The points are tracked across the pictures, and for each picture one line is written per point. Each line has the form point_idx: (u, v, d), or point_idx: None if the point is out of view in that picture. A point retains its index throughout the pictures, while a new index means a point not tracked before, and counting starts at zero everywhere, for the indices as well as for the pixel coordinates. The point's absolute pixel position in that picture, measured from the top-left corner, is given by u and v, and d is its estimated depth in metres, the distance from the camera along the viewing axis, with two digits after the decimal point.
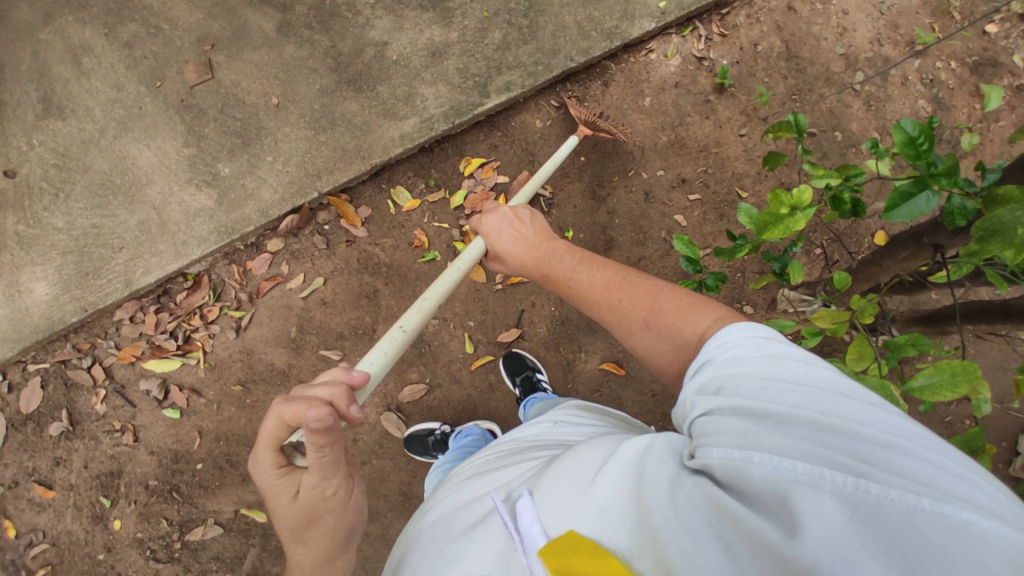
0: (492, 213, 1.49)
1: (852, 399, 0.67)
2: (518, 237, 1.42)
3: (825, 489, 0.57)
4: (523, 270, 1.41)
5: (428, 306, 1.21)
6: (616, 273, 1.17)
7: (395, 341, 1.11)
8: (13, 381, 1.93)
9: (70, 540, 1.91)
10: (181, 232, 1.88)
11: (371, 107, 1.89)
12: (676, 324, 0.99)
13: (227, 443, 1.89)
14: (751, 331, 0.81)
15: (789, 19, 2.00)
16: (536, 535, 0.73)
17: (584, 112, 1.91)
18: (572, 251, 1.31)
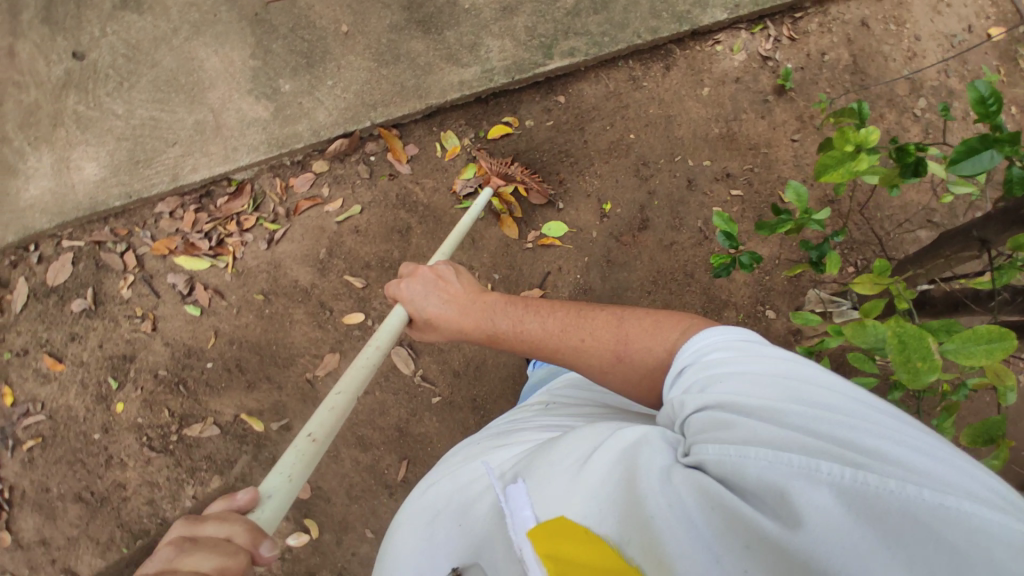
0: (411, 278, 1.36)
1: (845, 403, 0.71)
2: (448, 298, 1.32)
3: (823, 483, 0.60)
4: (460, 334, 1.31)
5: (340, 404, 1.07)
6: (566, 314, 1.20)
7: (303, 455, 0.95)
8: (46, 254, 1.98)
9: (68, 416, 1.97)
10: (233, 137, 1.92)
11: (436, 49, 1.92)
12: (647, 348, 1.04)
13: (239, 348, 1.94)
14: (735, 339, 0.86)
15: (861, 34, 2.00)
16: (526, 517, 0.74)
17: (495, 163, 1.92)
18: (508, 303, 1.28)
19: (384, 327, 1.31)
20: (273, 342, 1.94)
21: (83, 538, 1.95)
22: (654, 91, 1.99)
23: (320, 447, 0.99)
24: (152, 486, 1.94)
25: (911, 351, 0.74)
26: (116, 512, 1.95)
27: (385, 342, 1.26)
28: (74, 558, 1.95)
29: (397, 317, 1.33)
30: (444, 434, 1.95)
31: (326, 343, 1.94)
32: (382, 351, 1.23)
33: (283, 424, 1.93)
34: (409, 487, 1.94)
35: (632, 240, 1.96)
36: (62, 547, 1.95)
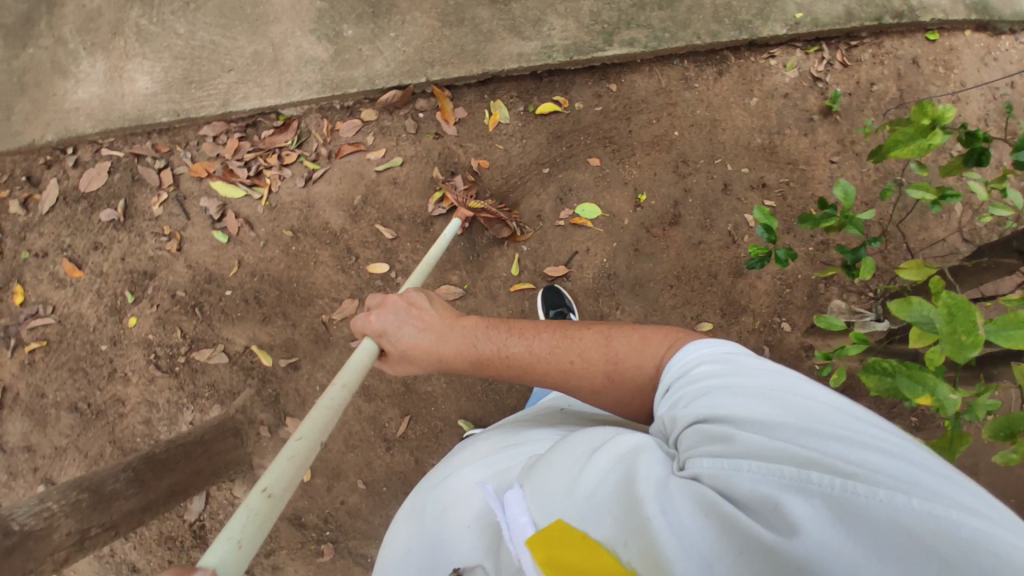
0: (379, 307, 1.19)
1: (836, 417, 0.69)
2: (424, 325, 1.17)
3: (813, 494, 0.59)
4: (440, 364, 1.17)
5: (301, 452, 0.90)
6: (553, 335, 1.12)
7: (259, 514, 0.76)
8: (83, 159, 1.99)
9: (78, 323, 1.95)
10: (289, 73, 1.94)
11: (500, 19, 1.96)
12: (638, 365, 1.00)
13: (260, 281, 1.94)
14: (729, 354, 0.85)
15: (911, 71, 2.03)
16: (525, 524, 0.73)
17: (461, 197, 1.95)
18: (489, 326, 1.16)
19: (352, 362, 1.14)
20: (294, 279, 1.94)
21: (71, 449, 1.92)
22: (704, 94, 2.02)
23: (277, 505, 0.80)
24: (151, 405, 1.92)
25: (958, 323, 0.78)
26: (110, 427, 1.92)
27: (351, 380, 1.10)
28: (59, 467, 1.92)
29: (365, 352, 1.16)
30: (449, 396, 1.95)
31: (346, 288, 1.94)
32: (347, 391, 1.07)
33: (291, 362, 1.92)
34: (407, 444, 1.93)
35: (662, 234, 1.98)
36: (48, 455, 1.92)
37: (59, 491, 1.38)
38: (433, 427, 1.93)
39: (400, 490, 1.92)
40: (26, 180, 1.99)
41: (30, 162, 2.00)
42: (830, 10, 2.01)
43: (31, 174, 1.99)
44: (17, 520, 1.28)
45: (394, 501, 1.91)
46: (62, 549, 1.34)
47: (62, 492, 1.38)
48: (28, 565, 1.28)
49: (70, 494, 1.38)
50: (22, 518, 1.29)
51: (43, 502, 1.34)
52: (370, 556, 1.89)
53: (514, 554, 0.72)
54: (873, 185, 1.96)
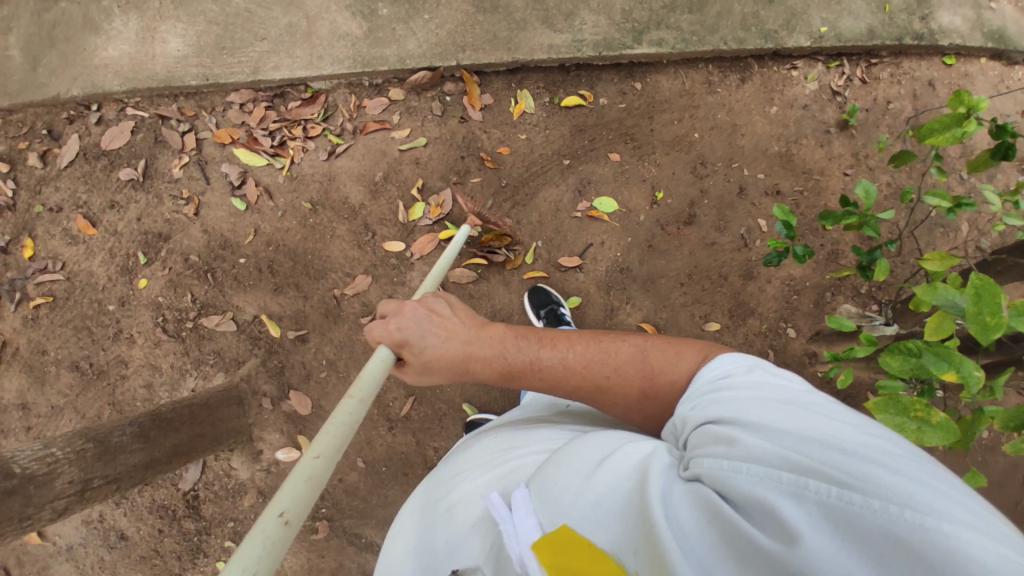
0: (396, 315, 1.11)
1: (845, 424, 0.65)
2: (449, 334, 1.13)
3: (809, 501, 0.56)
4: (466, 372, 1.14)
5: (316, 473, 0.83)
6: (585, 346, 1.10)
7: (275, 543, 0.69)
8: (107, 118, 1.99)
9: (87, 281, 1.93)
10: (321, 47, 1.96)
11: (533, 10, 1.99)
12: (674, 383, 0.97)
13: (274, 251, 1.94)
14: (748, 367, 0.83)
15: (927, 92, 2.07)
16: (531, 527, 0.73)
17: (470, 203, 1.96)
18: (518, 336, 1.14)
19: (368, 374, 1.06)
20: (309, 252, 1.94)
21: (69, 409, 1.89)
22: (726, 99, 2.06)
23: (294, 531, 0.73)
24: (154, 369, 1.90)
25: (984, 305, 0.77)
26: (110, 389, 1.90)
27: (366, 396, 1.02)
28: (56, 427, 1.89)
29: (380, 364, 1.08)
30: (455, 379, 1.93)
31: (361, 263, 1.94)
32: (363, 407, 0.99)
33: (300, 335, 1.91)
34: (410, 424, 1.92)
35: (676, 232, 2.00)
36: (46, 413, 1.90)
37: (64, 439, 1.34)
38: (437, 409, 1.92)
39: (399, 471, 1.90)
40: (47, 134, 1.98)
41: (53, 116, 1.99)
42: (854, 26, 2.05)
43: (52, 128, 1.99)
44: (17, 464, 1.22)
45: (392, 482, 1.89)
46: (64, 498, 1.29)
47: (67, 440, 1.35)
48: (27, 510, 1.22)
49: (75, 442, 1.35)
50: (24, 462, 1.23)
51: (47, 448, 1.30)
52: (364, 536, 1.86)
53: (517, 555, 0.71)
54: (886, 199, 1.99)
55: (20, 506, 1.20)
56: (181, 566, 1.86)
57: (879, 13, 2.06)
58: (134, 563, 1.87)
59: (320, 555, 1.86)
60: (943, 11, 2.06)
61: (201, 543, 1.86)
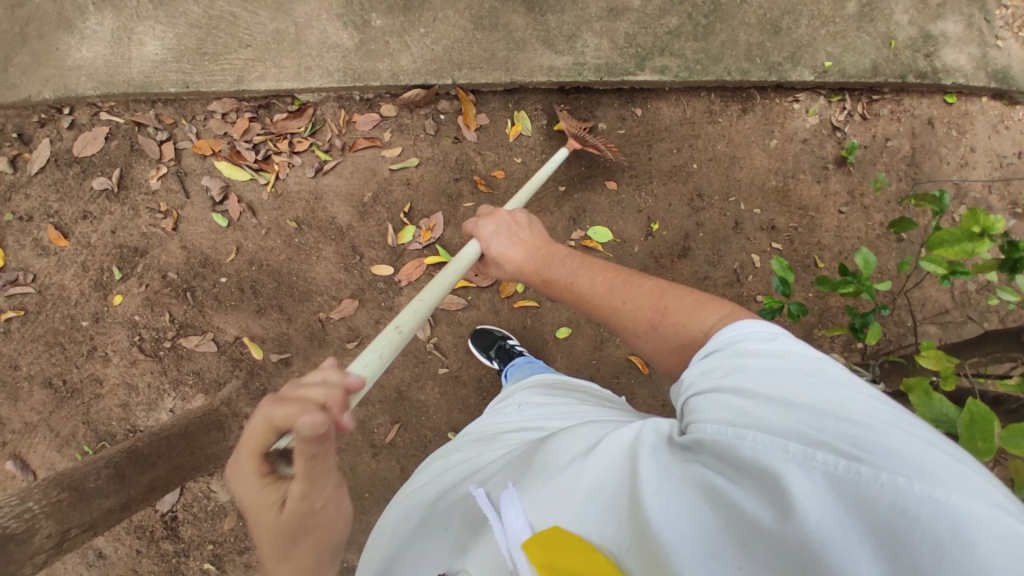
0: (488, 217, 1.35)
1: (854, 388, 0.63)
2: (518, 241, 1.31)
3: (816, 470, 0.55)
4: (521, 276, 1.30)
5: (424, 307, 1.11)
6: (618, 275, 1.12)
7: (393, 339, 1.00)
8: (80, 122, 1.89)
9: (59, 295, 1.85)
10: (310, 57, 1.86)
11: (535, 29, 1.90)
12: (682, 325, 0.93)
13: (258, 270, 1.87)
14: (758, 327, 0.76)
15: (925, 131, 2.04)
16: (521, 527, 0.75)
17: (575, 125, 1.89)
18: (573, 256, 1.23)
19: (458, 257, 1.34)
20: (294, 273, 1.88)
21: (42, 427, 1.83)
22: (726, 129, 2.01)
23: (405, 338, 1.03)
24: (130, 388, 1.84)
25: (977, 430, 0.78)
26: (84, 408, 1.84)
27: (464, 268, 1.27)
28: (27, 445, 1.83)
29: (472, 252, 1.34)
30: (442, 406, 1.92)
31: (347, 287, 1.89)
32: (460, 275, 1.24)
33: (283, 358, 1.86)
34: (394, 451, 1.90)
35: (669, 264, 1.96)
36: (16, 431, 1.83)
37: (40, 490, 1.32)
38: (422, 436, 1.90)
39: (381, 498, 1.89)
40: (17, 137, 1.87)
41: (24, 118, 1.88)
42: (858, 62, 2.00)
43: (23, 131, 1.88)
44: None
45: (375, 508, 1.88)
46: (42, 552, 1.27)
47: (43, 491, 1.33)
48: (8, 568, 1.21)
49: (51, 492, 1.32)
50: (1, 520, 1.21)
51: (23, 503, 1.28)
52: (345, 561, 1.86)
53: (508, 553, 0.74)
54: (877, 239, 1.98)
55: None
56: None
57: (884, 48, 2.01)
58: None
59: None
60: (948, 49, 2.02)
61: (179, 564, 1.85)
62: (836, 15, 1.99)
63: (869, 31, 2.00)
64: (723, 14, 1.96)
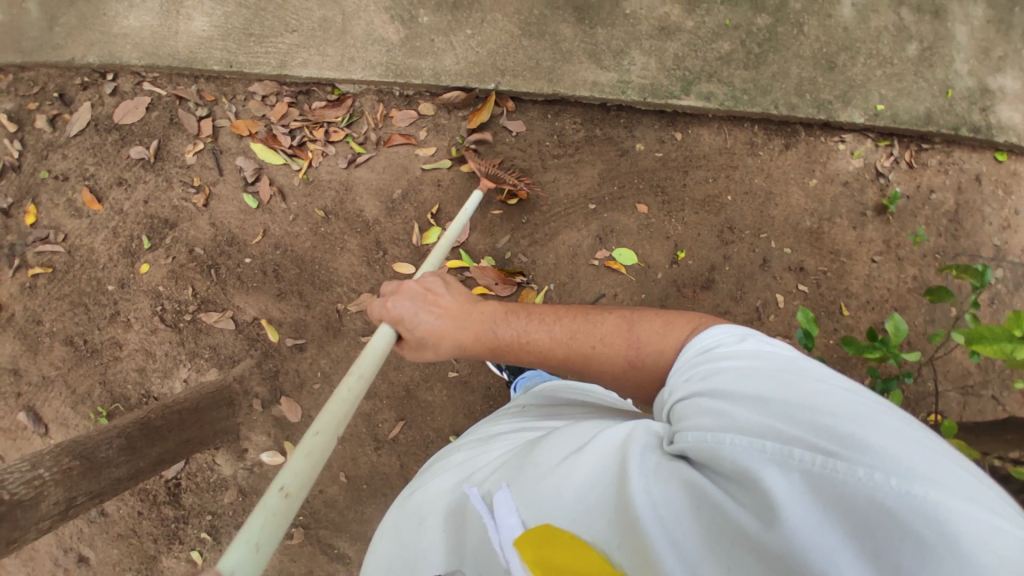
0: (397, 295, 1.19)
1: (835, 389, 0.65)
2: (442, 312, 1.18)
3: (793, 468, 0.57)
4: (458, 351, 1.17)
5: (317, 447, 0.93)
6: (575, 317, 1.08)
7: (275, 514, 0.82)
8: (122, 89, 1.91)
9: (88, 257, 1.89)
10: (354, 48, 1.85)
11: (582, 42, 1.87)
12: (660, 351, 0.94)
13: (282, 255, 1.89)
14: (729, 332, 0.84)
15: (972, 187, 1.97)
16: (513, 526, 0.75)
17: (484, 163, 1.85)
18: (509, 313, 1.15)
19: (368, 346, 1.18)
20: (317, 261, 1.90)
21: (59, 382, 1.89)
22: (766, 164, 1.97)
23: (297, 501, 0.86)
24: (147, 355, 1.88)
25: None
26: (102, 369, 1.88)
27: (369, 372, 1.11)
28: (43, 398, 1.89)
29: (383, 340, 1.17)
30: (448, 409, 1.94)
31: (368, 281, 1.90)
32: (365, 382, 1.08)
33: (298, 343, 1.89)
34: (396, 447, 1.92)
35: (691, 295, 1.92)
36: (34, 384, 1.89)
37: (51, 457, 1.35)
38: (425, 436, 1.92)
39: (377, 491, 1.92)
40: (58, 97, 1.91)
41: (66, 79, 1.92)
42: (911, 108, 1.93)
43: (64, 91, 1.92)
44: (5, 489, 1.23)
45: (371, 500, 1.91)
46: (47, 519, 1.31)
47: (55, 458, 1.35)
48: (12, 534, 1.24)
49: (62, 461, 1.36)
50: (11, 486, 1.24)
51: (34, 469, 1.31)
52: (336, 547, 1.90)
53: (501, 554, 0.74)
54: (907, 293, 1.93)
55: (5, 531, 1.23)
56: (155, 549, 1.90)
57: (940, 97, 1.94)
58: (111, 539, 1.90)
59: (292, 560, 1.90)
60: (1004, 105, 1.95)
61: (177, 530, 1.89)
62: (895, 56, 1.92)
63: (926, 77, 1.93)
64: (778, 44, 1.90)
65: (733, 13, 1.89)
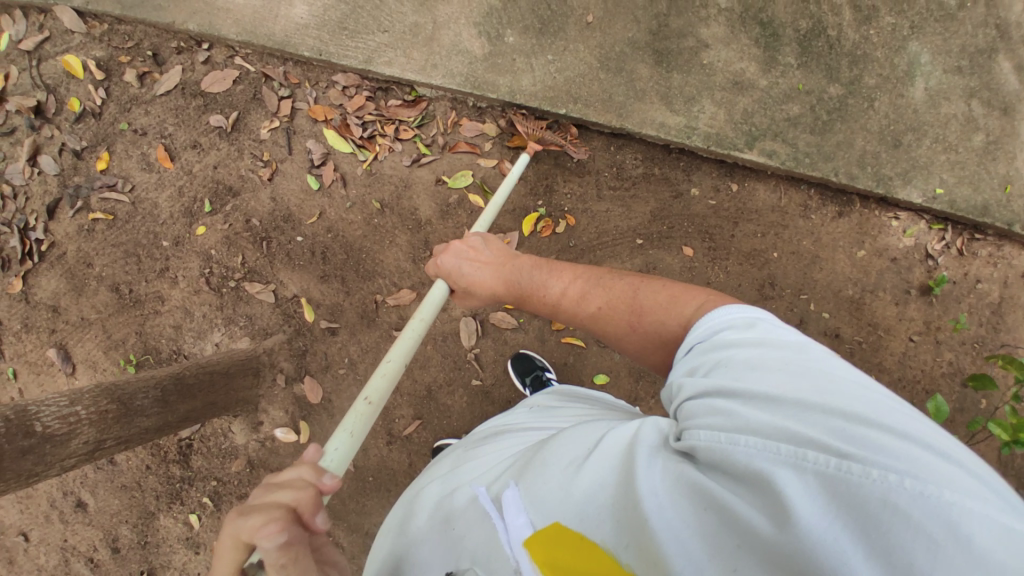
0: (444, 251, 1.32)
1: (849, 383, 0.64)
2: (481, 264, 1.29)
3: (806, 469, 0.57)
4: (492, 297, 1.31)
5: (392, 369, 1.12)
6: (591, 281, 1.15)
7: (362, 416, 1.01)
8: (214, 60, 2.01)
9: (150, 211, 1.96)
10: (438, 55, 1.93)
11: (657, 84, 1.92)
12: (660, 323, 0.96)
13: (332, 239, 1.94)
14: (744, 312, 0.80)
15: (1018, 284, 1.96)
16: (522, 525, 0.74)
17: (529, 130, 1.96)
18: (537, 266, 1.25)
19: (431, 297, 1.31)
20: (365, 250, 1.94)
21: (96, 325, 1.93)
22: (816, 227, 1.98)
23: (376, 408, 1.06)
24: (186, 314, 1.93)
25: None
26: (141, 319, 1.93)
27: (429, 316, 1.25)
28: (78, 339, 1.93)
29: (439, 294, 1.30)
30: (465, 415, 1.94)
31: (409, 278, 1.94)
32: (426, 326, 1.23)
33: (331, 327, 1.92)
34: (407, 445, 1.92)
35: None
36: (71, 323, 1.93)
37: (91, 396, 1.37)
38: (438, 439, 1.92)
39: (382, 486, 1.91)
40: (152, 56, 2.01)
41: (162, 40, 2.02)
42: (971, 197, 1.93)
43: (158, 52, 2.02)
44: (41, 421, 1.25)
45: (373, 494, 1.91)
46: (73, 457, 1.33)
47: (94, 397, 1.38)
48: (37, 468, 1.25)
49: (100, 402, 1.38)
50: (46, 420, 1.25)
51: (72, 405, 1.33)
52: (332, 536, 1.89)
53: (509, 556, 0.74)
54: (940, 377, 1.91)
55: (31, 464, 1.23)
56: (155, 507, 1.90)
57: (1000, 191, 1.93)
58: (113, 490, 1.90)
59: None
60: None
61: (180, 492, 1.89)
62: (960, 144, 1.93)
63: (989, 169, 1.93)
64: (847, 114, 1.93)
65: (807, 79, 1.93)
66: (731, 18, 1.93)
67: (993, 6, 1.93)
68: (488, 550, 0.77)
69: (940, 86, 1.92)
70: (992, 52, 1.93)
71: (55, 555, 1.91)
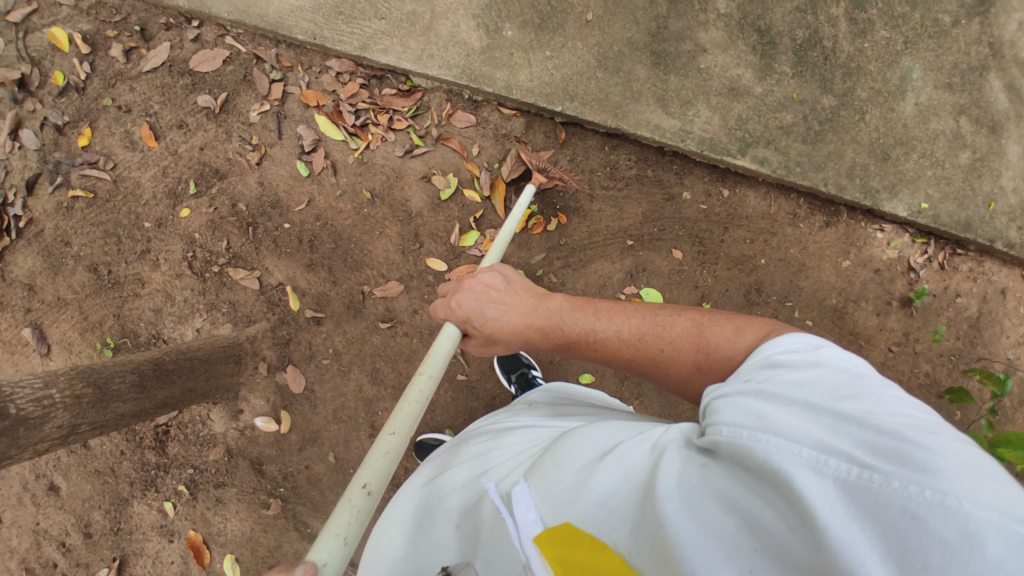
0: (461, 292, 1.28)
1: (881, 399, 0.64)
2: (508, 307, 1.26)
3: (826, 474, 0.57)
4: (527, 342, 1.26)
5: (394, 445, 1.11)
6: (640, 319, 1.14)
7: (358, 508, 0.98)
8: (204, 38, 1.96)
9: (133, 191, 1.91)
10: (435, 46, 1.90)
11: (653, 85, 1.92)
12: (728, 359, 0.96)
13: (320, 227, 1.91)
14: (803, 339, 0.80)
15: (996, 299, 2.00)
16: (532, 522, 0.75)
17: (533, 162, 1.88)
18: (575, 306, 1.22)
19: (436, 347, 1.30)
20: (354, 240, 1.91)
21: (72, 306, 1.88)
22: (804, 236, 2.01)
23: (375, 496, 1.02)
24: (167, 298, 1.88)
25: None
26: (119, 301, 1.88)
27: (436, 370, 1.27)
28: (52, 319, 1.88)
29: (449, 339, 1.30)
30: (449, 410, 1.94)
31: (398, 270, 1.92)
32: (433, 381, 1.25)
33: (317, 316, 1.89)
34: None
35: None
36: (47, 303, 1.88)
37: (65, 379, 1.33)
38: (422, 433, 1.91)
39: None
40: (139, 32, 1.95)
41: (151, 16, 1.96)
42: (954, 213, 1.97)
43: (146, 27, 1.96)
44: (15, 403, 1.21)
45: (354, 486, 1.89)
46: (47, 440, 1.30)
47: (68, 380, 1.34)
48: (9, 451, 1.22)
49: (76, 386, 1.35)
50: (21, 403, 1.22)
51: (46, 388, 1.29)
52: (312, 528, 1.87)
53: (517, 550, 0.74)
54: (917, 387, 1.95)
55: (3, 446, 1.20)
56: (129, 493, 1.86)
57: (983, 207, 1.97)
58: (86, 475, 1.86)
59: (264, 531, 1.86)
60: None
61: (156, 478, 1.86)
62: (947, 161, 1.96)
63: (973, 186, 1.97)
64: (839, 125, 1.95)
65: (801, 88, 1.95)
66: (729, 24, 1.93)
67: (986, 24, 1.96)
68: (497, 548, 0.77)
69: (931, 101, 1.95)
70: (984, 70, 1.96)
71: (26, 539, 1.87)
